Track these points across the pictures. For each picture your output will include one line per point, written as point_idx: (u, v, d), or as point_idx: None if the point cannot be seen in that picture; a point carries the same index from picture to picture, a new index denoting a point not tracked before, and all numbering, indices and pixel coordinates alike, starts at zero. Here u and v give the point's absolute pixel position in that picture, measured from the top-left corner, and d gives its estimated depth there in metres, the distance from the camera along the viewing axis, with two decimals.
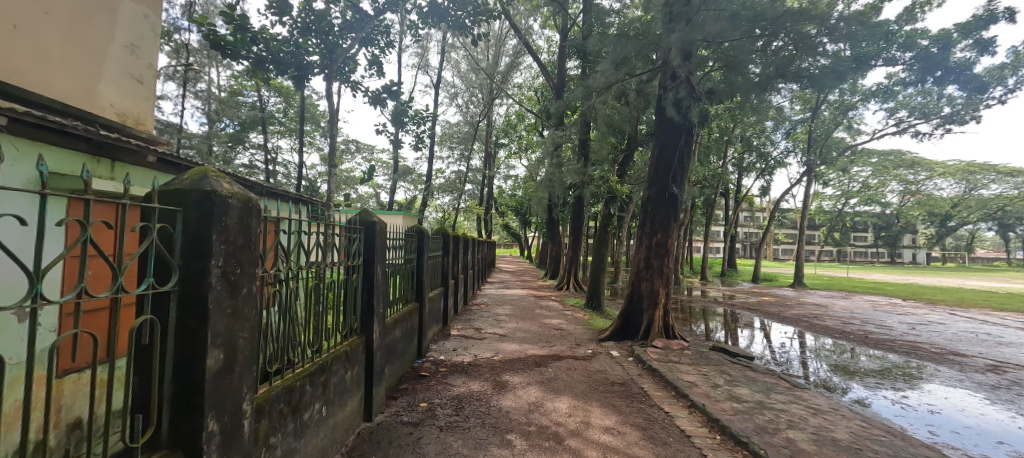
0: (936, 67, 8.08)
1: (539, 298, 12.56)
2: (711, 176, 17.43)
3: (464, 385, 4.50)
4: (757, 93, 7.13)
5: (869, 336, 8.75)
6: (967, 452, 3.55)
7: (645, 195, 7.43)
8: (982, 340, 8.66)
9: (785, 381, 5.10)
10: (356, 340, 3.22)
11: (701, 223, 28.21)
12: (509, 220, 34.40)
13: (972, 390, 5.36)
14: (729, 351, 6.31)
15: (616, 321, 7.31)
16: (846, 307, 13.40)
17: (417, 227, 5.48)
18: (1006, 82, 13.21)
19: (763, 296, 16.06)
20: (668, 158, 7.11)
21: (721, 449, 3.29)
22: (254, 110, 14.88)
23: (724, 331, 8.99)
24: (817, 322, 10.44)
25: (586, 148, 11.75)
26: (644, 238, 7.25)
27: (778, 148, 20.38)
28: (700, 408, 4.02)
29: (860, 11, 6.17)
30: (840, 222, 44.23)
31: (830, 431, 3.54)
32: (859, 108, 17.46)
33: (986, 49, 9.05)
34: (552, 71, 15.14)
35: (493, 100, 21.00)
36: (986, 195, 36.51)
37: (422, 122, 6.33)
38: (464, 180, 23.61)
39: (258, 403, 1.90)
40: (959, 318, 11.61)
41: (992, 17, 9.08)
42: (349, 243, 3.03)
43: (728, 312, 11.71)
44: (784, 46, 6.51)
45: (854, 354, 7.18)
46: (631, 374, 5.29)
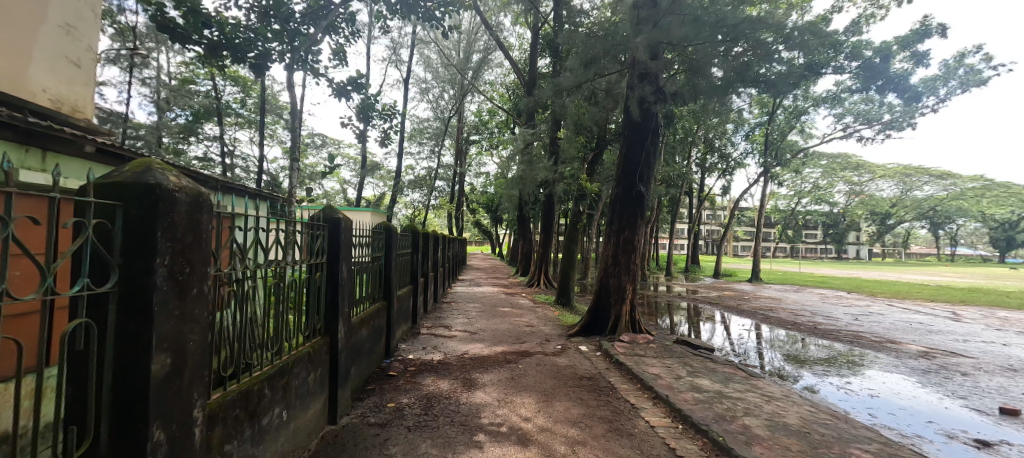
0: (879, 76, 8.71)
1: (510, 295, 12.60)
2: (676, 175, 18.00)
3: (433, 384, 4.45)
4: (719, 97, 7.39)
5: (818, 327, 9.35)
6: (901, 432, 3.86)
7: (614, 193, 7.57)
8: (916, 328, 9.44)
9: (743, 371, 5.35)
10: (320, 341, 3.11)
11: (667, 221, 29.17)
12: (480, 218, 34.21)
13: (907, 375, 5.82)
14: (692, 344, 6.57)
15: (585, 317, 7.47)
16: (798, 300, 14.26)
17: (385, 224, 5.31)
18: (939, 93, 14.39)
19: (724, 291, 16.81)
20: (634, 157, 7.29)
21: (683, 438, 3.43)
22: (209, 99, 14.04)
23: (688, 324, 9.37)
24: (771, 314, 11.08)
25: (556, 146, 11.84)
26: (612, 235, 7.40)
27: (738, 149, 21.36)
28: (664, 399, 4.15)
29: (812, 21, 6.57)
30: (794, 220, 46.87)
31: (782, 417, 3.75)
32: (810, 113, 18.54)
33: (922, 61, 9.83)
34: (523, 67, 15.18)
35: (465, 95, 20.80)
36: (920, 196, 39.75)
37: (390, 116, 6.13)
38: (435, 176, 23.29)
39: (212, 409, 1.81)
40: (896, 309, 12.60)
41: (928, 31, 9.88)
42: (312, 240, 2.94)
43: (692, 307, 12.16)
44: (744, 52, 6.79)
45: (805, 344, 7.63)
46: (599, 368, 5.42)
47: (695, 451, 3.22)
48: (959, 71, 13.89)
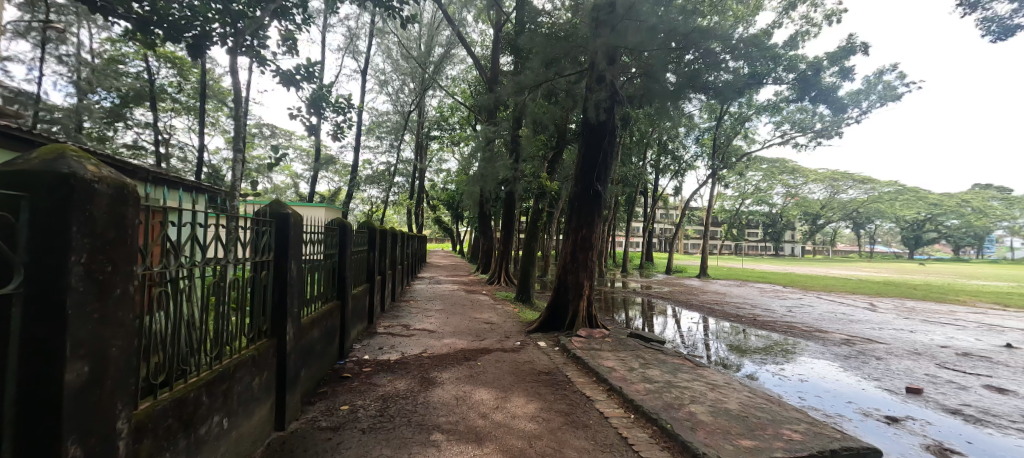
0: (812, 88, 9.48)
1: (470, 292, 12.54)
2: (632, 175, 18.68)
3: (390, 384, 4.34)
4: (672, 102, 7.73)
5: (757, 318, 10.07)
6: (826, 412, 4.24)
7: (572, 191, 7.72)
8: (841, 318, 10.40)
9: (691, 362, 5.65)
10: (266, 343, 2.94)
11: (623, 220, 30.19)
12: (440, 215, 33.74)
13: (832, 361, 6.40)
14: (644, 338, 6.85)
15: (544, 313, 7.58)
16: (740, 294, 15.26)
17: (339, 220, 5.08)
18: (861, 105, 15.88)
19: (675, 286, 17.68)
20: (592, 157, 7.45)
21: (634, 427, 3.58)
22: (140, 82, 12.77)
23: (642, 319, 9.77)
24: (717, 307, 11.78)
25: (517, 144, 11.89)
26: (571, 233, 7.54)
27: (689, 151, 22.49)
28: (618, 390, 4.30)
29: (755, 35, 7.06)
30: (737, 219, 50.05)
31: (724, 402, 4.01)
32: (753, 120, 19.84)
33: (847, 75, 10.81)
34: (485, 64, 15.07)
35: (425, 90, 20.38)
36: (845, 198, 43.81)
37: (343, 109, 5.85)
38: (394, 172, 22.66)
39: (139, 419, 1.66)
40: (824, 301, 13.83)
41: (853, 48, 10.87)
42: (256, 237, 2.78)
43: (646, 302, 12.68)
44: (694, 60, 7.17)
45: (746, 335, 8.19)
46: (556, 363, 5.53)
47: (646, 439, 3.37)
48: (877, 87, 15.42)
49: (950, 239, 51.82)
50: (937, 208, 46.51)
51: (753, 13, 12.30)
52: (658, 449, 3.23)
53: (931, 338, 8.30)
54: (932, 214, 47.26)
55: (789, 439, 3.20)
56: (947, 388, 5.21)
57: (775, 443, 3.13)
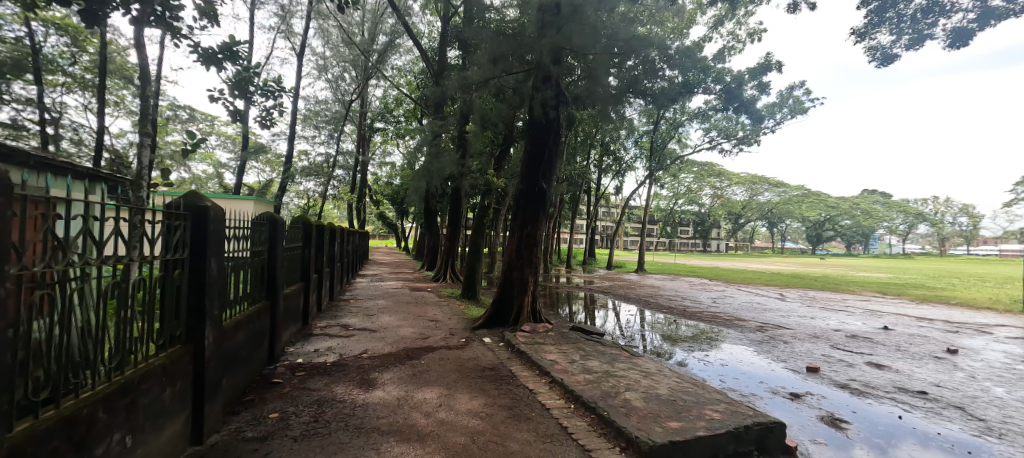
0: (735, 99, 10.36)
1: (414, 290, 12.23)
2: (576, 174, 19.25)
3: (326, 388, 4.12)
4: (613, 105, 8.07)
5: (687, 309, 10.86)
6: (741, 392, 4.70)
7: (518, 188, 7.79)
8: (757, 308, 11.52)
9: (627, 352, 5.96)
10: (181, 349, 2.66)
11: (568, 217, 31.04)
12: (384, 210, 32.51)
13: (749, 346, 7.08)
14: (585, 331, 7.12)
15: (489, 309, 7.62)
16: (673, 287, 16.34)
17: (269, 214, 4.73)
18: (776, 117, 17.63)
19: (615, 281, 18.50)
20: (537, 155, 7.56)
21: (573, 417, 3.72)
22: (19, 49, 10.86)
23: (584, 312, 10.14)
24: (652, 300, 12.53)
25: (464, 140, 11.77)
26: (516, 230, 7.61)
27: (629, 153, 23.63)
28: (559, 382, 4.43)
29: (688, 47, 7.61)
30: (671, 218, 53.55)
31: (655, 388, 4.28)
32: (685, 125, 21.30)
33: (765, 89, 11.94)
34: (433, 56, 14.71)
35: (368, 79, 19.49)
36: (762, 200, 48.58)
37: (274, 95, 5.39)
38: (333, 164, 21.45)
39: (15, 443, 1.43)
40: (744, 292, 15.22)
41: (769, 65, 12.05)
42: (169, 232, 2.51)
43: (588, 296, 13.16)
44: (635, 66, 7.54)
45: (677, 325, 8.80)
46: (500, 358, 5.58)
47: (584, 427, 3.52)
48: (789, 101, 17.20)
49: (843, 236, 59.47)
50: (834, 210, 53.04)
51: (687, 25, 13.19)
52: (595, 436, 3.38)
53: (827, 323, 9.47)
54: (831, 215, 53.89)
55: (709, 419, 3.50)
56: (839, 365, 5.98)
57: (698, 422, 3.41)
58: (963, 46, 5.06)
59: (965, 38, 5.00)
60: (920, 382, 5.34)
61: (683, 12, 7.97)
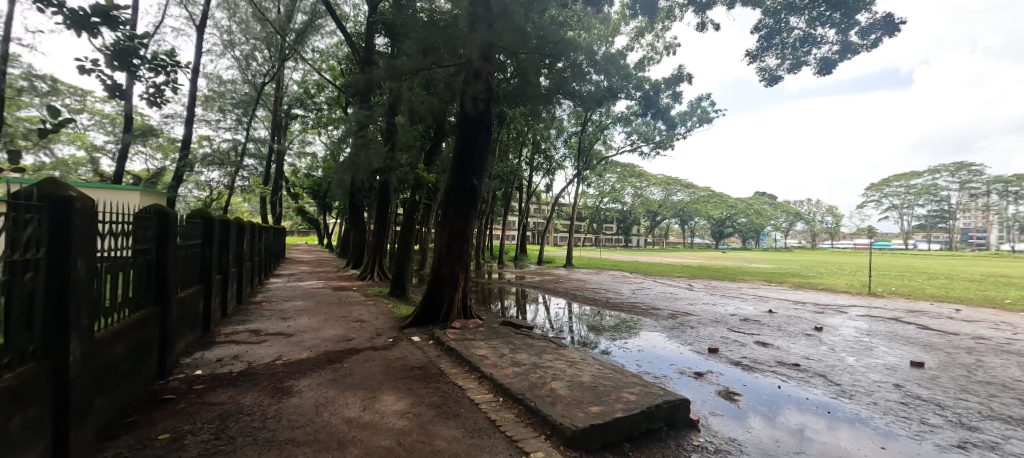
0: (653, 106, 11.18)
1: (336, 290, 11.50)
2: (507, 171, 19.44)
3: (230, 401, 3.71)
4: (543, 104, 8.26)
5: (610, 301, 11.55)
6: (654, 375, 5.12)
7: (448, 184, 7.66)
8: (670, 297, 12.62)
9: (554, 343, 6.19)
10: (39, 367, 2.23)
11: (500, 214, 31.33)
12: (304, 205, 30.09)
13: (662, 332, 7.73)
14: (514, 325, 7.26)
15: (417, 307, 7.44)
16: (598, 280, 17.27)
17: (159, 207, 4.11)
18: (687, 124, 19.36)
19: (545, 276, 19.06)
20: (468, 150, 7.49)
21: (501, 410, 3.78)
22: None
23: (514, 307, 10.32)
24: (579, 293, 13.13)
25: (393, 133, 11.29)
26: (446, 226, 7.48)
27: (558, 152, 24.42)
28: (488, 376, 4.46)
29: (613, 55, 8.06)
30: (597, 215, 56.49)
31: (579, 376, 4.50)
32: (609, 128, 22.53)
33: (678, 98, 13.05)
34: (358, 42, 13.85)
35: (284, 62, 17.84)
36: (675, 199, 53.23)
37: (166, 70, 4.67)
38: (242, 152, 19.34)
39: None
40: (660, 284, 16.56)
41: (682, 77, 13.19)
42: (17, 227, 2.08)
43: (519, 291, 13.41)
44: (564, 68, 7.79)
45: (601, 316, 9.31)
46: (429, 357, 5.47)
47: (512, 419, 3.60)
48: (698, 111, 19.00)
49: (740, 232, 67.36)
50: (733, 209, 59.78)
51: (612, 34, 13.97)
52: (522, 426, 3.46)
53: (727, 309, 10.66)
54: (731, 214, 60.66)
55: (626, 401, 3.76)
56: (734, 346, 6.76)
57: (616, 405, 3.65)
58: (829, 73, 5.96)
59: (830, 67, 5.91)
60: (796, 356, 6.24)
61: (608, 21, 8.43)
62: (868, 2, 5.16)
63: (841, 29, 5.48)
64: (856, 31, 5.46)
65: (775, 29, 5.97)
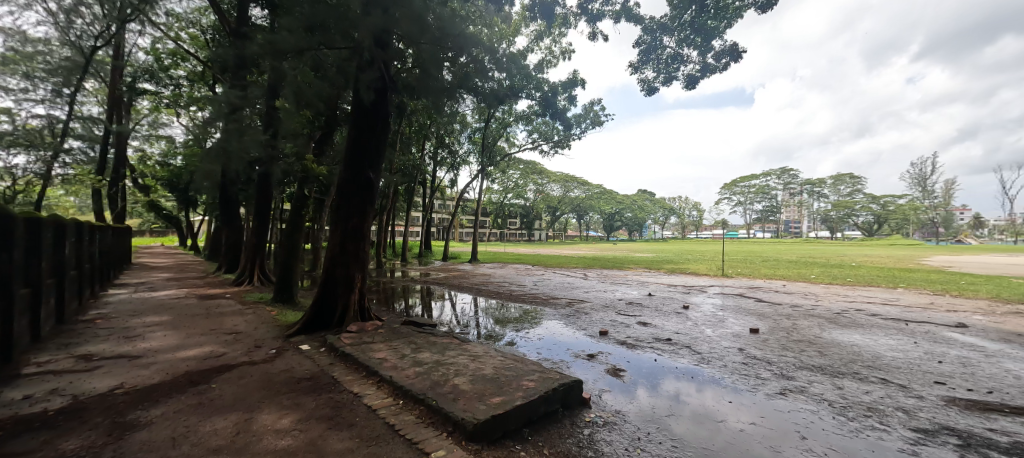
0: (551, 107, 11.76)
1: (204, 298, 9.89)
2: (409, 165, 18.70)
3: (46, 447, 2.95)
4: (446, 98, 8.15)
5: (514, 293, 11.91)
6: (553, 360, 5.42)
7: (340, 177, 7.08)
8: (569, 287, 13.49)
9: (457, 339, 6.16)
10: None
11: (402, 209, 30.07)
12: (159, 198, 25.23)
13: (560, 320, 8.21)
14: (417, 324, 7.05)
15: (306, 313, 6.78)
16: (503, 274, 17.69)
17: None
18: (582, 126, 20.75)
19: (450, 272, 18.88)
20: (362, 141, 7.00)
21: (401, 413, 3.64)
22: None
23: (419, 305, 10.03)
24: (484, 287, 13.28)
25: (274, 118, 10.05)
26: (339, 223, 6.91)
27: (462, 147, 24.26)
28: (387, 380, 4.26)
29: (515, 54, 8.30)
30: (501, 211, 57.70)
31: (481, 370, 4.55)
32: (512, 126, 23.06)
33: (574, 101, 13.90)
34: (229, 11, 11.95)
35: (125, 24, 14.59)
36: (572, 195, 57.00)
37: None
38: (65, 133, 15.41)
39: None
40: (560, 274, 17.59)
41: (576, 82, 14.08)
42: None
43: (424, 288, 13.07)
44: (467, 63, 7.77)
45: (505, 308, 9.55)
46: (320, 365, 5.03)
47: (412, 421, 3.50)
48: (591, 114, 20.49)
49: (626, 225, 74.91)
50: (621, 205, 66.01)
51: (513, 33, 14.28)
52: (422, 427, 3.39)
53: (617, 294, 11.77)
54: (619, 208, 66.89)
55: (525, 388, 3.91)
56: (621, 328, 7.49)
57: (516, 393, 3.78)
58: (693, 88, 6.89)
59: (693, 83, 6.83)
60: (669, 332, 7.15)
61: (509, 20, 8.61)
62: (721, 31, 6.06)
63: (701, 51, 6.37)
64: (712, 54, 6.39)
65: (652, 46, 6.71)
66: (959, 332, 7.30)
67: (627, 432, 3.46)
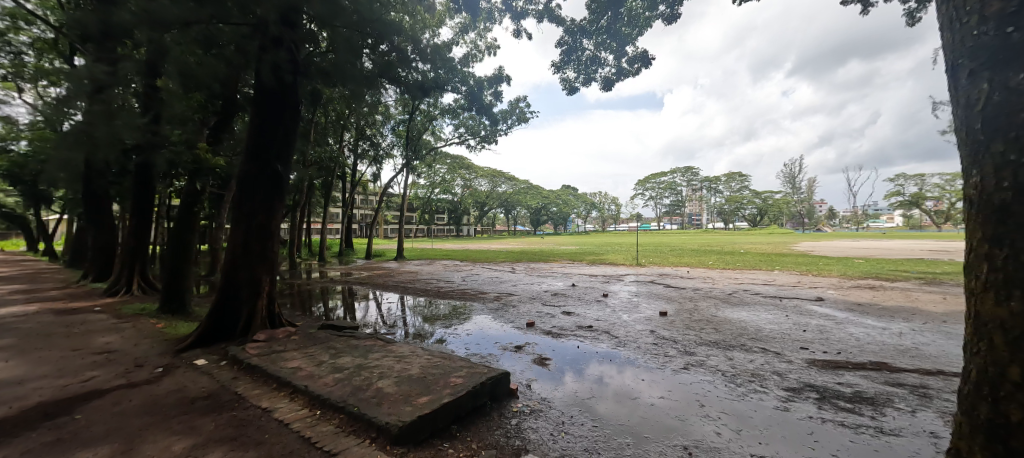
0: (477, 101, 11.74)
1: (65, 313, 8.29)
2: (325, 157, 17.38)
3: None
4: (366, 86, 7.71)
5: (442, 290, 11.73)
6: (481, 354, 5.45)
7: (241, 170, 6.34)
8: (497, 281, 13.64)
9: (382, 340, 5.91)
10: None
11: (318, 205, 27.94)
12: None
13: (489, 314, 8.28)
14: (336, 327, 6.62)
15: (203, 323, 6.02)
16: (431, 270, 17.33)
17: None
18: (508, 122, 20.97)
19: (374, 270, 18.03)
20: (268, 130, 6.33)
21: (318, 424, 3.41)
22: None
23: (339, 307, 9.44)
24: (410, 285, 12.89)
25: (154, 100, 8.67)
26: (241, 221, 6.20)
27: (385, 140, 23.18)
28: (302, 390, 3.95)
29: (439, 45, 8.11)
30: (428, 206, 56.33)
31: (408, 370, 4.42)
32: (437, 119, 22.53)
33: (500, 97, 13.99)
34: None
35: None
36: (499, 190, 57.67)
37: None
38: None
39: None
40: (488, 269, 17.70)
41: (502, 78, 14.17)
42: None
43: (345, 289, 12.32)
44: (388, 51, 7.42)
45: (432, 306, 9.37)
46: (220, 381, 4.50)
47: (331, 431, 3.29)
48: (516, 111, 20.79)
49: (551, 220, 77.70)
50: (547, 200, 68.16)
51: (437, 24, 13.91)
52: (342, 436, 3.21)
53: (543, 286, 12.17)
54: (545, 203, 69.04)
55: (453, 384, 3.88)
56: (547, 318, 7.77)
57: (444, 391, 3.74)
58: (610, 90, 7.34)
59: (610, 85, 7.26)
60: (590, 319, 7.59)
61: (433, 10, 8.38)
62: (633, 38, 6.51)
63: (616, 55, 6.79)
64: (626, 60, 6.85)
65: (572, 47, 7.00)
66: (819, 305, 8.75)
67: (552, 417, 3.61)
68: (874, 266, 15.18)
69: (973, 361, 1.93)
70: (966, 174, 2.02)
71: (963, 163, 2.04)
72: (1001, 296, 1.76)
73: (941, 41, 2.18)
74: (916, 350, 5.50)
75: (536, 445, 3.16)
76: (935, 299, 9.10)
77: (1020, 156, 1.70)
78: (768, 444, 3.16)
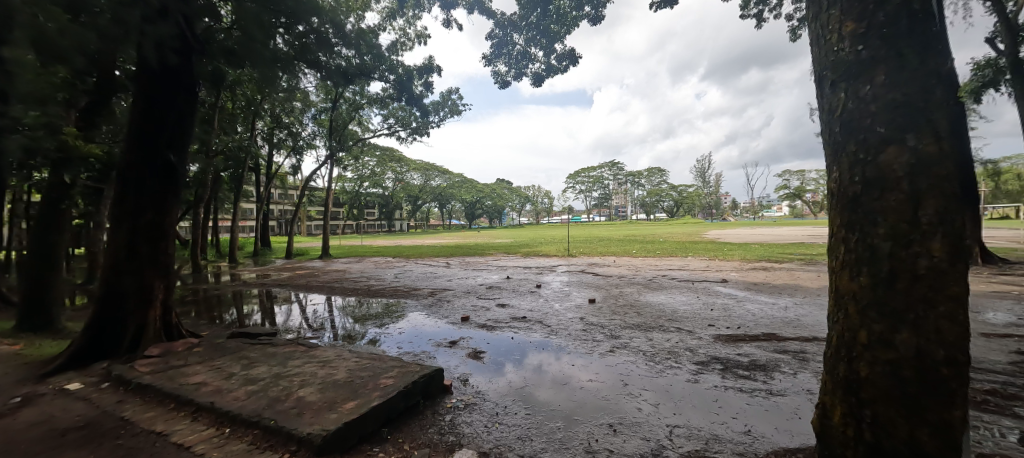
0: (407, 91, 11.29)
1: None
2: (234, 147, 15.59)
3: None
4: (279, 69, 7.02)
5: (372, 288, 11.22)
6: (414, 353, 5.31)
7: (121, 159, 5.45)
8: (431, 276, 13.37)
9: (304, 345, 5.50)
10: None
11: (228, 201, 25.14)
12: None
13: (423, 311, 8.08)
14: (249, 335, 6.03)
15: (77, 340, 5.13)
16: (360, 269, 16.48)
17: None
18: (440, 114, 20.48)
19: (295, 270, 16.70)
20: (156, 114, 5.51)
21: (228, 443, 3.09)
22: None
23: (253, 313, 8.61)
24: (338, 285, 12.16)
25: None
26: (124, 219, 5.35)
27: (305, 129, 21.42)
28: (207, 408, 3.54)
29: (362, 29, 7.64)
30: (357, 201, 53.41)
31: (333, 375, 4.17)
32: (364, 109, 21.34)
33: (431, 88, 13.58)
34: None
35: None
36: (433, 185, 56.54)
37: None
38: None
39: None
40: (423, 265, 17.28)
41: (433, 68, 13.77)
42: None
43: (261, 292, 11.26)
44: (305, 33, 6.81)
45: (362, 305, 8.92)
46: (102, 406, 3.88)
47: (242, 449, 3.00)
48: (448, 103, 20.37)
49: (486, 214, 77.82)
50: (481, 194, 68.11)
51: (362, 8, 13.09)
52: (256, 454, 2.94)
53: (478, 280, 12.18)
54: (479, 197, 68.90)
55: (383, 386, 3.74)
56: (481, 312, 7.78)
57: (372, 393, 3.58)
58: (540, 85, 7.49)
59: (540, 80, 7.40)
60: (523, 310, 7.74)
61: None
62: (562, 37, 6.73)
63: (546, 52, 6.95)
64: (555, 56, 7.04)
65: (503, 41, 7.00)
66: (725, 286, 9.78)
67: (487, 410, 3.64)
68: (768, 251, 17.33)
69: (833, 328, 2.27)
70: (829, 169, 2.37)
71: (828, 160, 2.38)
72: (852, 272, 2.10)
73: (812, 53, 2.53)
74: (797, 321, 6.41)
75: (470, 439, 3.16)
76: (812, 276, 10.67)
77: (868, 155, 2.04)
78: (681, 413, 3.49)
